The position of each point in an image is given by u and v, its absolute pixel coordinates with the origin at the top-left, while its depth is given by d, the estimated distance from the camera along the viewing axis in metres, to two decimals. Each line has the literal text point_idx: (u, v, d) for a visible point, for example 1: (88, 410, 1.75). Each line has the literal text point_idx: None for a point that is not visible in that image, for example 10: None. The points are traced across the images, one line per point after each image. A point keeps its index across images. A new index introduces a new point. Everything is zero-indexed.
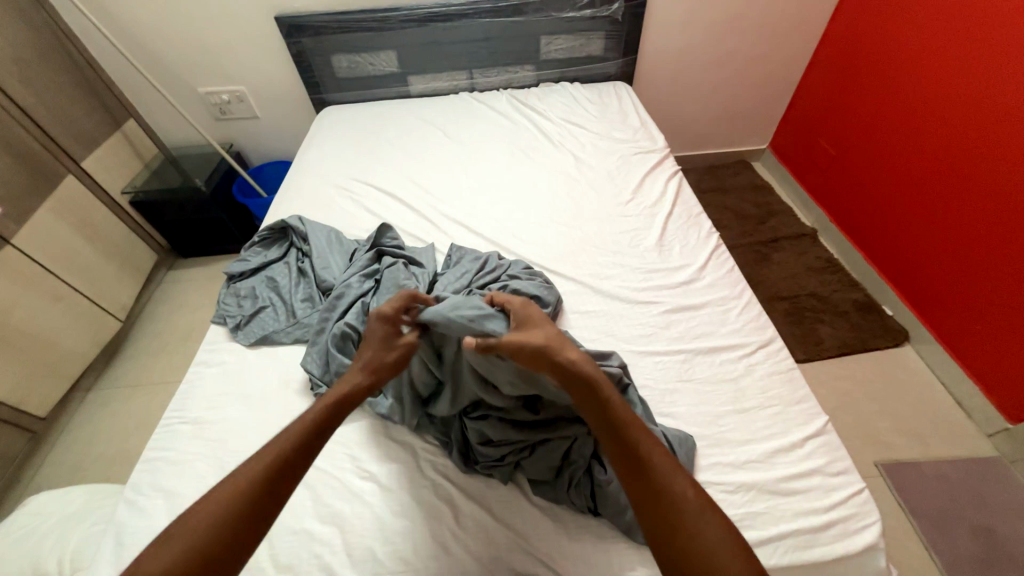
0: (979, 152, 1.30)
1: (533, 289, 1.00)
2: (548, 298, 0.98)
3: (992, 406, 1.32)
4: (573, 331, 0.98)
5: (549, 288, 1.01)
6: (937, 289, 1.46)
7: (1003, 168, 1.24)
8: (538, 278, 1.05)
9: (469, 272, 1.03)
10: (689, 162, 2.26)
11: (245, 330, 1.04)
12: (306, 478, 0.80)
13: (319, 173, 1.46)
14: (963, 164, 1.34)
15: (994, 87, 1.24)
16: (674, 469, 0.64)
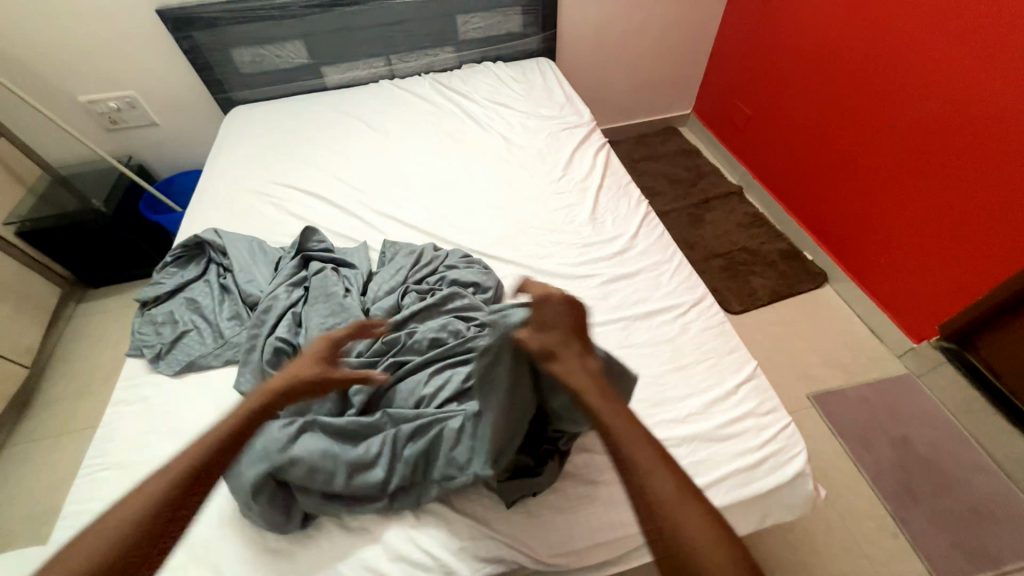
0: (878, 99, 1.39)
1: (472, 276, 0.99)
2: (488, 283, 0.98)
3: (901, 330, 1.48)
4: None
5: (488, 274, 1.01)
6: (847, 232, 1.60)
7: (899, 112, 1.35)
8: (476, 265, 1.03)
9: (404, 268, 1.01)
10: (620, 133, 2.30)
11: (168, 358, 0.96)
12: None
13: (233, 180, 1.36)
14: (864, 113, 1.44)
15: (887, 36, 1.33)
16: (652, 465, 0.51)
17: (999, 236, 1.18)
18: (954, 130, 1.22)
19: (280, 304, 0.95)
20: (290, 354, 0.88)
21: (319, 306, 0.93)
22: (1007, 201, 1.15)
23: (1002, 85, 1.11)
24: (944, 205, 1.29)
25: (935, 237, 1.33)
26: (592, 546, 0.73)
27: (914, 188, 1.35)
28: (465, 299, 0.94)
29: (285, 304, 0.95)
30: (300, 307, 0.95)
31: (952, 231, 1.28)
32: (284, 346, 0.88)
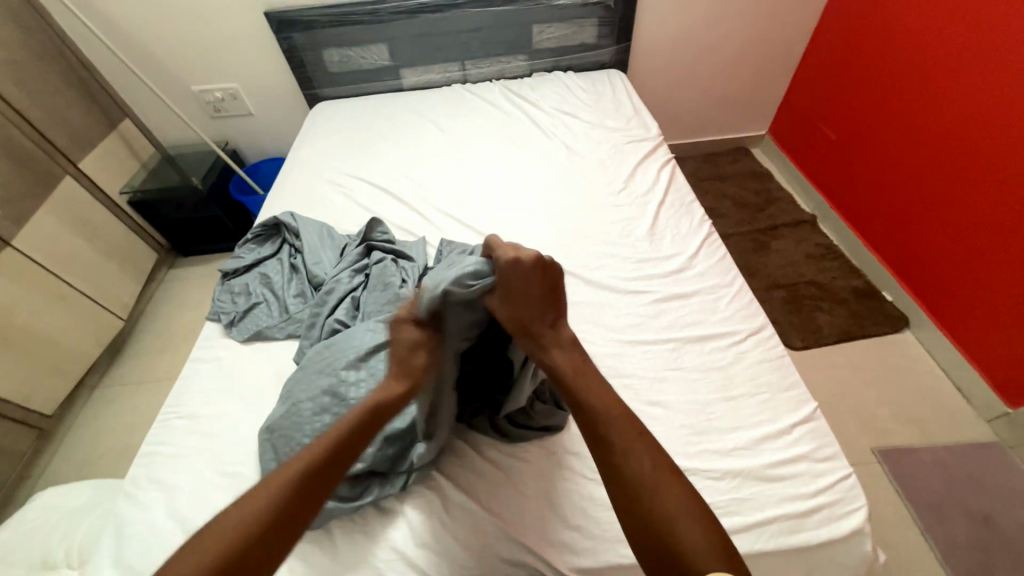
0: (982, 128, 1.26)
1: None
2: None
3: (993, 390, 1.31)
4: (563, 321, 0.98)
5: None
6: (934, 273, 1.45)
7: (1006, 146, 1.21)
8: None
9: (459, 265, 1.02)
10: (687, 151, 2.23)
11: (239, 326, 1.05)
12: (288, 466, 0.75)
13: (312, 169, 1.47)
14: (964, 143, 1.32)
15: (997, 61, 1.21)
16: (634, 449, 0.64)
17: None
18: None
19: (341, 288, 1.01)
20: None
21: (376, 295, 0.98)
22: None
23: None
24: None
25: None
26: (618, 569, 0.70)
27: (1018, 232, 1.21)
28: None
29: (345, 289, 1.01)
30: (359, 293, 1.00)
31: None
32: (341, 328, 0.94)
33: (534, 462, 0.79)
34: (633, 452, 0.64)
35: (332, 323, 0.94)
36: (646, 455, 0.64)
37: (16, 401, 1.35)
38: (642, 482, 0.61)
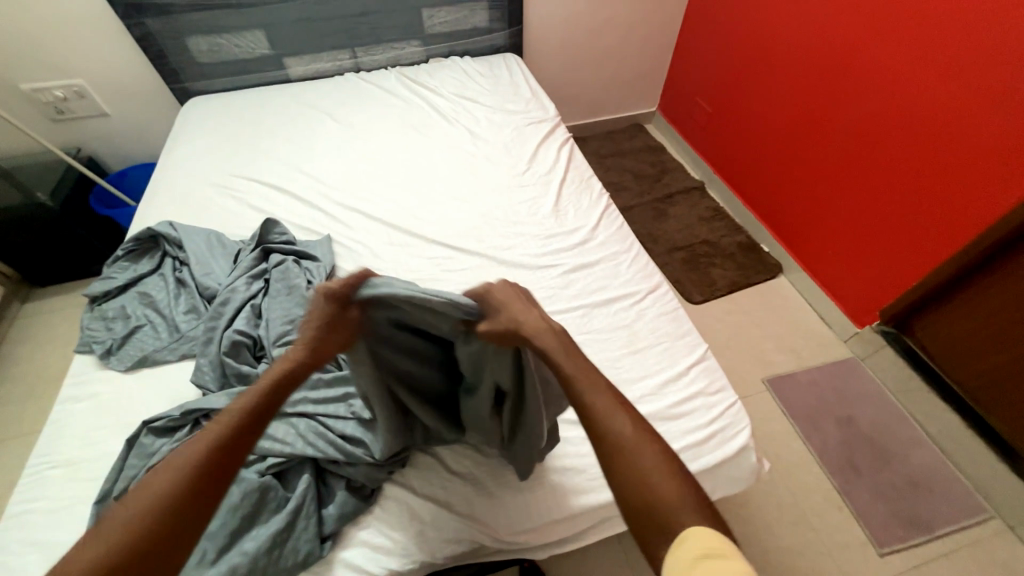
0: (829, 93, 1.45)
1: None
2: None
3: (846, 316, 1.57)
4: None
5: None
6: (799, 224, 1.68)
7: (848, 107, 1.41)
8: None
9: None
10: (589, 130, 2.34)
11: (119, 354, 0.93)
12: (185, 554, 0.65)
13: (190, 172, 1.32)
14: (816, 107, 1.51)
15: (836, 32, 1.39)
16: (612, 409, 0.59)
17: (923, 229, 1.29)
18: (898, 122, 1.28)
19: (239, 296, 0.91)
20: (249, 346, 0.86)
21: (281, 300, 0.91)
22: (952, 188, 1.20)
23: (941, 78, 1.16)
24: (889, 196, 1.35)
25: (871, 228, 1.43)
26: (550, 523, 0.76)
27: (863, 181, 1.42)
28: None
29: (242, 297, 0.92)
30: (260, 300, 0.92)
31: (898, 221, 1.35)
32: (244, 338, 0.86)
33: (463, 442, 0.81)
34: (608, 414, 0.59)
35: (233, 334, 0.85)
36: (625, 418, 0.58)
37: None
38: (622, 443, 0.56)
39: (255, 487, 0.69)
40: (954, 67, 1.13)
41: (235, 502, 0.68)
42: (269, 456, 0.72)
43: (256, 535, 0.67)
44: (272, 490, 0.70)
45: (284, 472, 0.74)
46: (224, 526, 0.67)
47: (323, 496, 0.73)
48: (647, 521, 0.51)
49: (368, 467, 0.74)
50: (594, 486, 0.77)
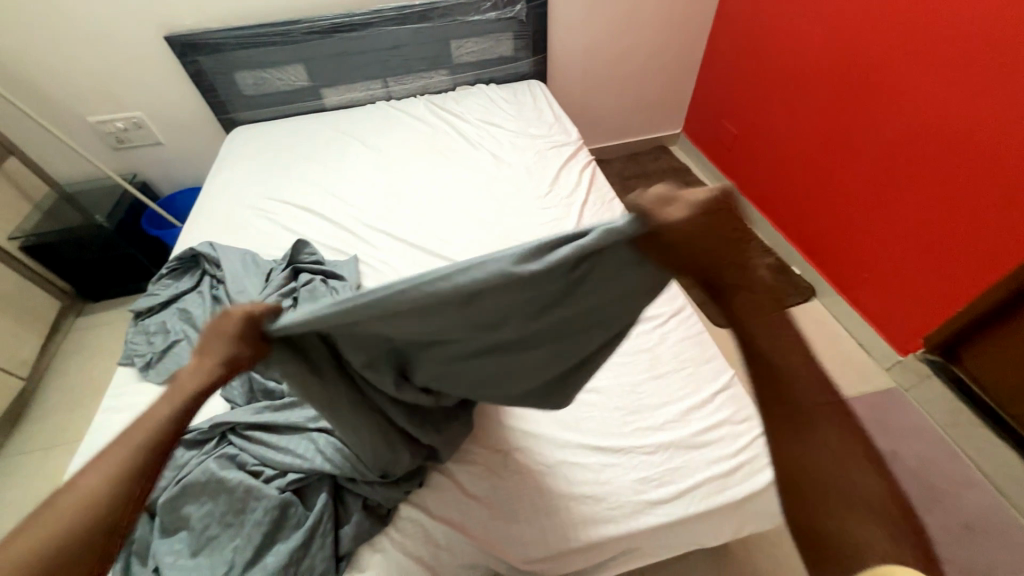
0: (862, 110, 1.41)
1: None
2: None
3: (887, 342, 1.48)
4: None
5: None
6: (830, 245, 1.63)
7: (883, 124, 1.36)
8: None
9: None
10: (613, 152, 2.36)
11: (158, 367, 0.98)
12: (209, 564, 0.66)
13: (232, 196, 1.40)
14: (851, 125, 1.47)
15: (869, 50, 1.36)
16: (837, 430, 0.51)
17: (961, 248, 1.23)
18: (932, 138, 1.24)
19: None
20: None
21: None
22: (991, 206, 1.15)
23: (985, 92, 1.11)
24: (930, 215, 1.28)
25: (904, 247, 1.37)
26: (567, 552, 0.73)
27: (902, 200, 1.35)
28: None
29: None
30: None
31: (942, 242, 1.27)
32: None
33: (479, 464, 0.80)
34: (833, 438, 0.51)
35: None
36: (841, 446, 0.50)
37: None
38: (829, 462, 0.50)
39: (275, 504, 0.69)
40: (987, 83, 1.10)
41: (257, 517, 0.69)
42: (289, 473, 0.73)
43: (276, 552, 0.67)
44: (293, 506, 0.70)
45: (303, 489, 0.74)
46: (248, 540, 0.67)
47: (340, 516, 0.73)
48: (820, 533, 0.48)
49: (383, 487, 0.74)
50: (612, 516, 0.74)
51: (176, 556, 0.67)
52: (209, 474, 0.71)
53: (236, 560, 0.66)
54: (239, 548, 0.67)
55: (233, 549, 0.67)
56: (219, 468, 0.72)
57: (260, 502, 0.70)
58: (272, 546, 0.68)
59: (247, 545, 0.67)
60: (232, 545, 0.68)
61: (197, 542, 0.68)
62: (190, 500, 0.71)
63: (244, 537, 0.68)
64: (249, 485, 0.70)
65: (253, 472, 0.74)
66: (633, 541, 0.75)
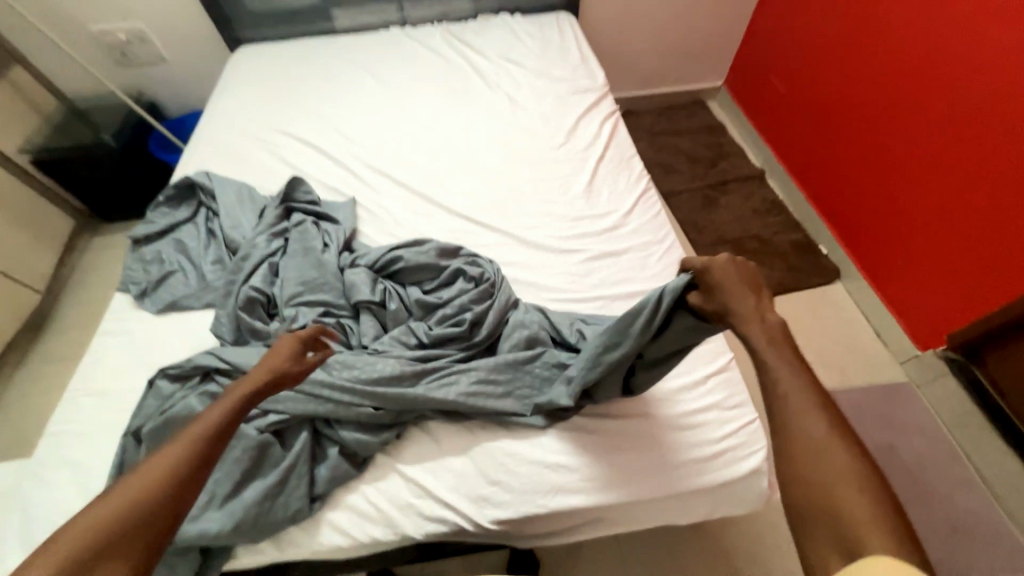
0: (932, 76, 1.25)
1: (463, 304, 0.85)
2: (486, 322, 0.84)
3: (907, 335, 1.40)
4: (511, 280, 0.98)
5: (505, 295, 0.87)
6: (865, 225, 1.52)
7: (955, 93, 1.21)
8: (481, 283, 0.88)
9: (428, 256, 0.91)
10: (644, 103, 2.17)
11: (153, 296, 0.99)
12: (190, 494, 0.69)
13: (233, 123, 1.34)
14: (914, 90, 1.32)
15: (954, 4, 1.19)
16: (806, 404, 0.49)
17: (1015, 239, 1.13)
18: (1011, 110, 1.10)
19: (258, 252, 0.93)
20: (263, 303, 0.88)
21: (297, 261, 0.91)
22: None
23: None
24: (991, 202, 1.16)
25: (949, 233, 1.27)
26: (536, 516, 0.74)
27: (961, 182, 1.23)
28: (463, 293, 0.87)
29: (262, 253, 0.93)
30: (278, 258, 0.93)
31: (999, 232, 1.16)
32: (258, 295, 0.88)
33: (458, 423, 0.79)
34: (809, 420, 0.48)
35: (248, 290, 0.87)
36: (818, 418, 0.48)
37: None
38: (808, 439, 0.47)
39: (253, 444, 0.71)
40: None
41: (235, 454, 0.71)
42: (268, 416, 0.74)
43: (254, 487, 0.70)
44: (271, 447, 0.72)
45: (283, 431, 0.75)
46: (228, 475, 0.70)
47: (317, 459, 0.75)
48: (815, 512, 0.44)
49: (360, 438, 0.74)
50: (585, 487, 0.74)
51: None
52: (191, 410, 0.72)
53: (216, 493, 0.69)
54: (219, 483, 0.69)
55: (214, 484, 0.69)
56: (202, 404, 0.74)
57: (240, 441, 0.71)
58: (251, 482, 0.70)
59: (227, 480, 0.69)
60: (214, 479, 0.70)
61: None
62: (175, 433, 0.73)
63: (224, 473, 0.70)
64: (230, 424, 0.72)
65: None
66: (603, 513, 0.76)
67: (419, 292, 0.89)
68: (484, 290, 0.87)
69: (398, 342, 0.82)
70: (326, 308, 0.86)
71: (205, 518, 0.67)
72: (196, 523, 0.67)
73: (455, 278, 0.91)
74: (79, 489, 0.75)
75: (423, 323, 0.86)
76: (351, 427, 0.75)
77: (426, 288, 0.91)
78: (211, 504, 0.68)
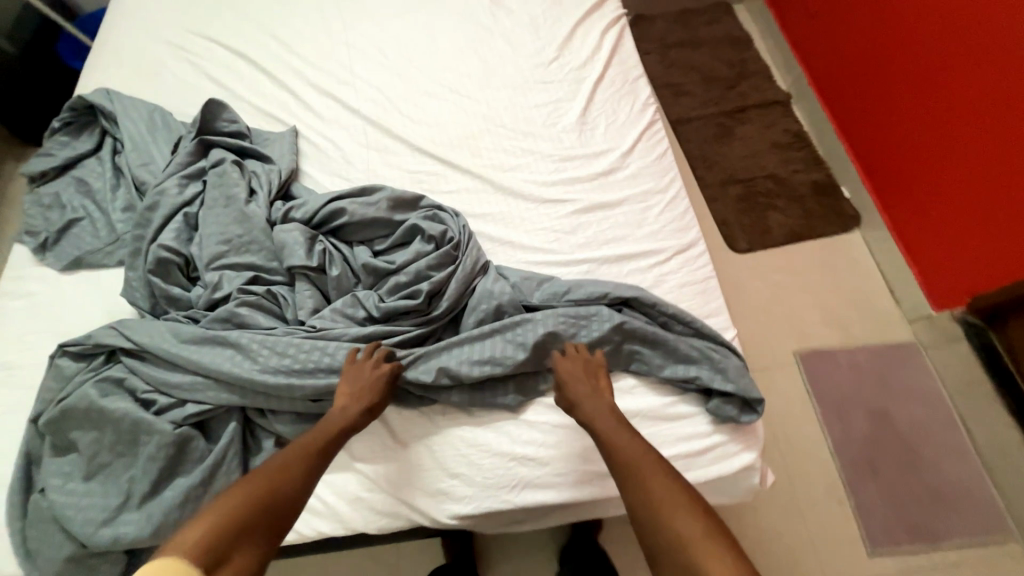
0: None
1: (423, 272, 0.71)
2: (449, 292, 0.70)
3: (923, 292, 1.28)
4: (479, 238, 0.81)
5: (470, 261, 0.73)
6: (899, 164, 1.30)
7: None
8: (444, 247, 0.73)
9: (384, 207, 0.76)
10: (658, 7, 1.82)
11: (56, 250, 0.82)
12: (99, 495, 0.60)
13: (144, 25, 1.07)
14: None
15: None
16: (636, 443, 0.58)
17: None
18: None
19: (169, 200, 0.76)
20: (180, 266, 0.73)
21: (217, 213, 0.74)
22: None
23: None
24: None
25: (997, 178, 1.07)
26: (499, 514, 0.66)
27: (1009, 115, 1.02)
28: (421, 257, 0.72)
29: (174, 200, 0.76)
30: (194, 208, 0.76)
31: None
32: (170, 256, 0.72)
33: (415, 409, 0.69)
34: (651, 475, 0.55)
35: (156, 250, 0.71)
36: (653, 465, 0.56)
37: None
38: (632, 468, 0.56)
39: (170, 440, 0.61)
40: None
41: (149, 452, 0.61)
42: (186, 408, 0.63)
43: (176, 486, 0.61)
44: (194, 441, 0.62)
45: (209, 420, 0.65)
46: (143, 474, 0.60)
47: (249, 452, 0.65)
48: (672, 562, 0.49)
49: (297, 428, 0.65)
50: (553, 483, 0.66)
51: (65, 480, 0.61)
52: (90, 401, 0.61)
53: (129, 496, 0.60)
54: (133, 483, 0.60)
55: (127, 485, 0.60)
56: (108, 393, 0.63)
57: (152, 438, 0.61)
58: (170, 482, 0.61)
59: (142, 479, 0.60)
60: (126, 478, 0.61)
61: (87, 470, 0.61)
62: (74, 426, 0.62)
63: (138, 473, 0.60)
64: (139, 417, 0.61)
65: (145, 401, 0.64)
66: (574, 508, 0.68)
67: (369, 254, 0.74)
68: (445, 253, 0.72)
69: (341, 316, 0.69)
70: (255, 274, 0.71)
71: (116, 523, 0.59)
72: (110, 527, 0.59)
73: (412, 236, 0.75)
74: None
75: (373, 292, 0.72)
76: (287, 417, 0.65)
77: (378, 248, 0.76)
78: (123, 507, 0.60)
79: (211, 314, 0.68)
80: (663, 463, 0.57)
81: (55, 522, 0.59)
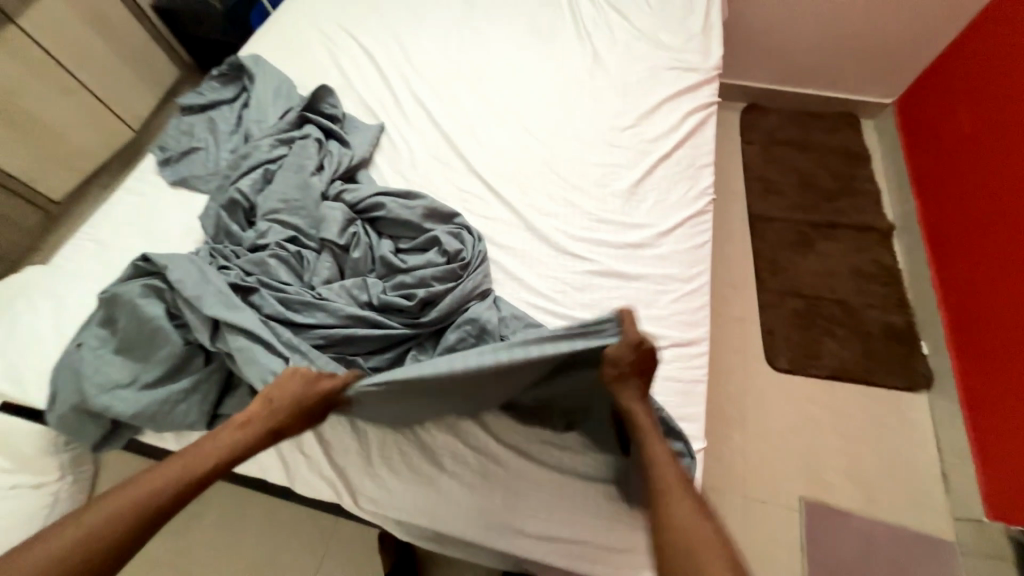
0: None
1: (426, 279, 0.77)
2: (440, 303, 0.76)
3: (980, 491, 1.09)
4: (492, 266, 0.86)
5: (469, 282, 0.77)
6: (991, 337, 1.14)
7: None
8: (453, 264, 0.79)
9: (417, 213, 0.84)
10: (776, 102, 1.78)
11: (173, 167, 1.01)
12: (112, 369, 0.72)
13: (308, 12, 1.29)
14: None
15: None
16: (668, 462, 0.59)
17: None
18: None
19: (259, 155, 0.92)
20: (245, 210, 0.87)
21: (288, 176, 0.88)
22: None
23: None
24: None
25: None
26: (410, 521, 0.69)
27: None
28: (430, 266, 0.79)
29: (262, 156, 0.91)
30: (274, 166, 0.91)
31: None
32: (241, 199, 0.87)
33: None
34: (678, 502, 0.56)
35: (233, 192, 0.86)
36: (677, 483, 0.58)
37: (20, 179, 1.44)
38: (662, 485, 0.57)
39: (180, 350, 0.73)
40: None
41: (162, 353, 0.72)
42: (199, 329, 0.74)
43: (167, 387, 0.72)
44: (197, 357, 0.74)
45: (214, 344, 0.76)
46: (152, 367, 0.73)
47: (231, 384, 0.76)
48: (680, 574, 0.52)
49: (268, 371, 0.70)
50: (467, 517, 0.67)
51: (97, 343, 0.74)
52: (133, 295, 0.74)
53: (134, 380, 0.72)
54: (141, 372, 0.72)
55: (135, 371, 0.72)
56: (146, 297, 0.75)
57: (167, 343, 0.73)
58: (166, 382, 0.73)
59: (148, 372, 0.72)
60: (136, 366, 0.73)
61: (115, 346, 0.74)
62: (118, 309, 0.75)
63: (148, 366, 0.73)
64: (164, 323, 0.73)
65: (172, 312, 0.76)
66: (480, 548, 0.69)
67: (391, 248, 0.83)
68: (450, 269, 0.78)
69: (345, 293, 0.77)
70: (295, 234, 0.83)
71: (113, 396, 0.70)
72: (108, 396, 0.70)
73: (431, 245, 0.83)
74: (53, 324, 0.83)
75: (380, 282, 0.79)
76: None
77: (400, 247, 0.84)
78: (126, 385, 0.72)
79: (249, 255, 0.80)
80: (691, 490, 0.57)
81: (74, 378, 0.72)
